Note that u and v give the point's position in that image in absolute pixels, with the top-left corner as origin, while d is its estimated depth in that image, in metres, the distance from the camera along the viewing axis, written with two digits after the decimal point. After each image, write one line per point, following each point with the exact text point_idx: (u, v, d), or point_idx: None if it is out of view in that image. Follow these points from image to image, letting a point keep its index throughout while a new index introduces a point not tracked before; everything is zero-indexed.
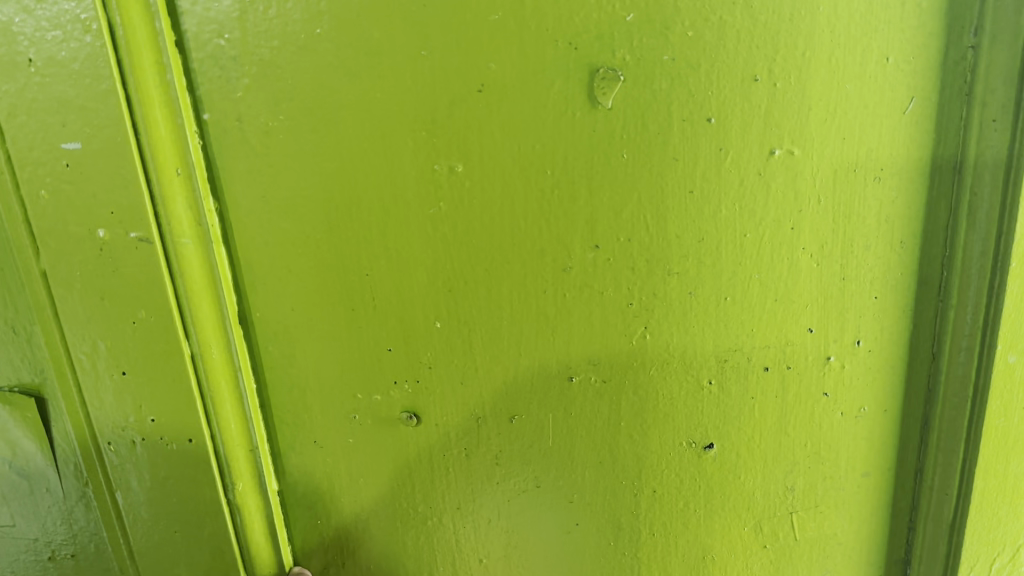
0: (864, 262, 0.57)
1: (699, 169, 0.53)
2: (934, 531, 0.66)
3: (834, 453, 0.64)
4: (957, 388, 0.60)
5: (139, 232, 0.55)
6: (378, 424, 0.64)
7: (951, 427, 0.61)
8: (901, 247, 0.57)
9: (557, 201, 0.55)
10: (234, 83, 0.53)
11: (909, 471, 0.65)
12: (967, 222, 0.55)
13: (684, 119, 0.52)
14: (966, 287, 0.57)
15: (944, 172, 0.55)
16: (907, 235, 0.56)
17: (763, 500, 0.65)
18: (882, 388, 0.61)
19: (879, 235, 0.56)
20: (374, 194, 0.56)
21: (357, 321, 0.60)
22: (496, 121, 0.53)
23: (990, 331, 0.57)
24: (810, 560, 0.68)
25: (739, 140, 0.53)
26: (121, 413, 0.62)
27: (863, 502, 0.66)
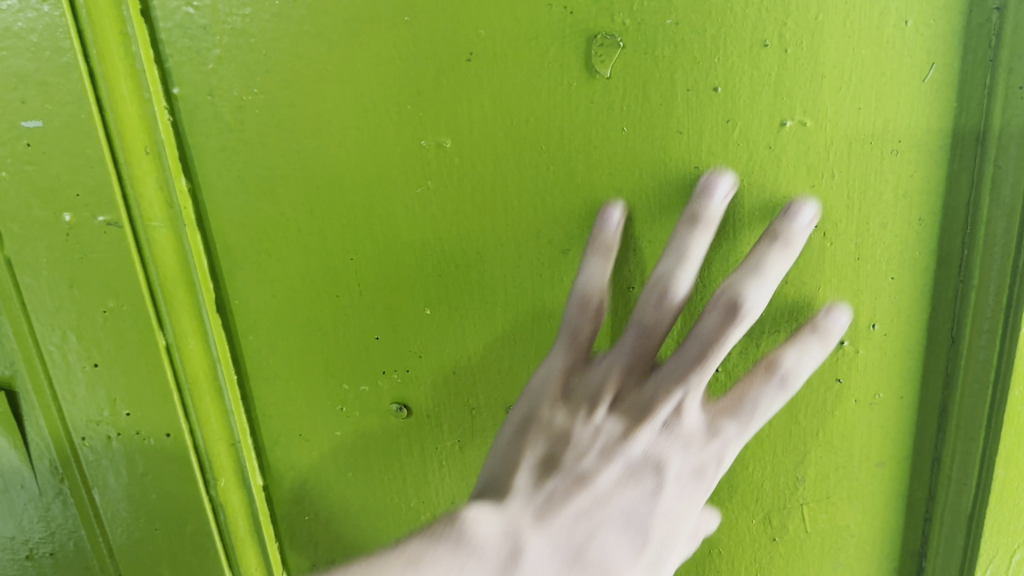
0: (881, 240, 0.53)
1: (705, 143, 0.50)
2: (953, 522, 0.61)
3: (846, 443, 0.61)
4: (977, 373, 0.55)
5: (107, 215, 0.51)
6: (366, 416, 0.61)
7: (971, 415, 0.57)
8: (919, 225, 0.53)
9: (552, 178, 0.52)
10: (205, 55, 0.49)
11: (926, 459, 0.61)
12: (990, 197, 0.50)
13: (688, 89, 0.49)
14: (988, 268, 0.52)
15: (967, 144, 0.50)
16: (926, 213, 0.52)
17: (773, 492, 0.63)
18: (899, 374, 0.58)
19: (896, 212, 0.52)
20: (358, 173, 0.52)
21: (343, 308, 0.57)
22: (485, 93, 0.49)
23: (1013, 312, 0.52)
24: (821, 553, 0.65)
25: (748, 111, 0.49)
26: (95, 407, 0.58)
27: (877, 496, 0.62)
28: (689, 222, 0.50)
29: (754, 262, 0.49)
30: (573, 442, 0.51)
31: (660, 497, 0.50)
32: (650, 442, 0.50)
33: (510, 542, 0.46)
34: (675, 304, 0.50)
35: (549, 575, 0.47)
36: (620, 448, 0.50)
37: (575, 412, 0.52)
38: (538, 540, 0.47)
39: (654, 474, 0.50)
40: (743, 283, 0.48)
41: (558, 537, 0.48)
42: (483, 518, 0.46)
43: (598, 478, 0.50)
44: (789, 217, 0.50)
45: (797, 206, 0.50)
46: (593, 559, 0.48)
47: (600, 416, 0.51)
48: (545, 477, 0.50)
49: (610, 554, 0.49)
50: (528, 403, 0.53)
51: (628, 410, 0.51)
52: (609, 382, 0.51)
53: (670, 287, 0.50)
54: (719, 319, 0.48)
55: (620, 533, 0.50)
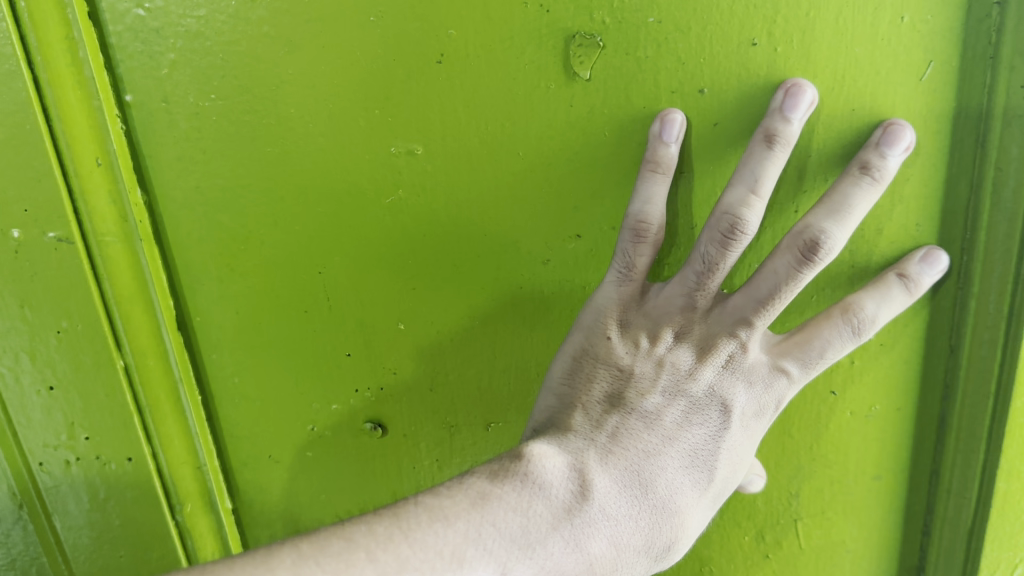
0: (877, 247, 0.51)
1: (690, 145, 0.48)
2: (952, 535, 0.58)
3: (842, 456, 0.58)
4: (977, 384, 0.53)
5: (58, 232, 0.48)
6: (339, 436, 0.58)
7: (970, 427, 0.54)
8: (916, 230, 0.50)
9: (530, 186, 0.49)
10: (159, 60, 0.46)
11: (924, 472, 0.58)
12: (989, 201, 0.48)
13: (672, 90, 0.46)
14: (988, 275, 0.49)
15: (966, 146, 0.47)
16: (924, 218, 0.50)
17: (765, 507, 0.61)
18: (895, 385, 0.56)
19: (892, 217, 0.50)
20: (324, 182, 0.50)
21: (312, 324, 0.54)
22: (459, 96, 0.47)
23: (1014, 321, 0.49)
24: (817, 570, 0.63)
25: (735, 113, 0.46)
26: (52, 431, 0.55)
27: (874, 512, 0.60)
28: (648, 168, 0.46)
29: (838, 200, 0.46)
30: (635, 378, 0.49)
31: (727, 435, 0.48)
32: (711, 380, 0.49)
33: (576, 476, 0.45)
34: (743, 240, 0.46)
35: (624, 508, 0.44)
36: (686, 382, 0.49)
37: (635, 344, 0.50)
38: (602, 471, 0.45)
39: (720, 409, 0.48)
40: (741, 200, 0.45)
41: (626, 471, 0.45)
42: (545, 458, 0.45)
43: (660, 415, 0.48)
44: (883, 146, 0.45)
45: (893, 130, 0.45)
46: (659, 487, 0.45)
47: (663, 346, 0.50)
48: (607, 411, 0.49)
49: (677, 483, 0.46)
50: (585, 333, 0.51)
51: (689, 349, 0.50)
52: (672, 306, 0.50)
53: (739, 220, 0.45)
54: (796, 261, 0.46)
55: (688, 464, 0.47)
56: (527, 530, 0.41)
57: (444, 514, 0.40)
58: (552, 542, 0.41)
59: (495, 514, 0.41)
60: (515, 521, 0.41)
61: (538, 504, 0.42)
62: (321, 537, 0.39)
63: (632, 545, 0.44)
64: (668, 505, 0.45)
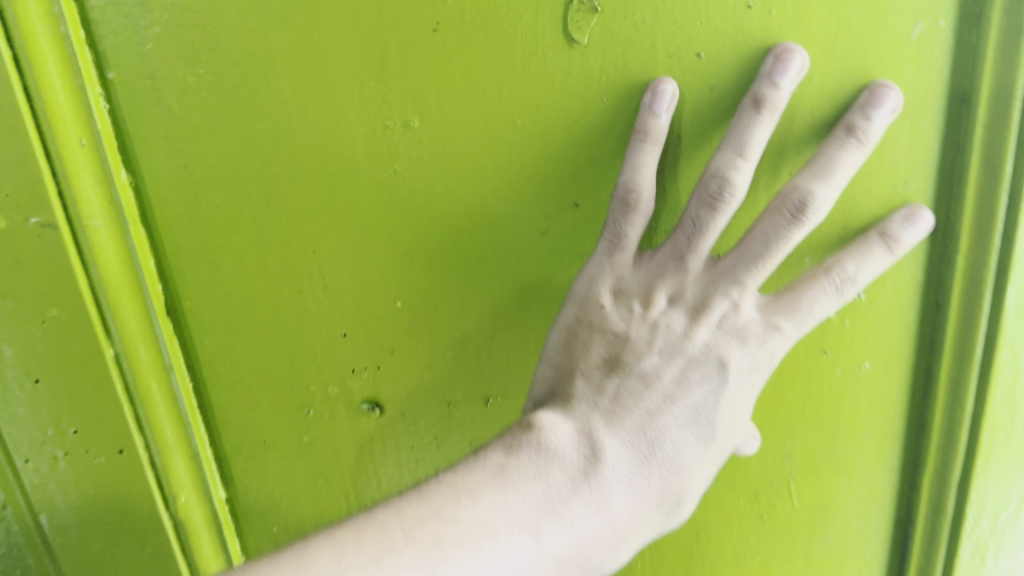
0: (864, 210, 0.50)
1: (686, 110, 0.47)
2: (938, 489, 0.58)
3: (834, 418, 0.58)
4: (961, 339, 0.53)
5: (41, 218, 0.46)
6: (335, 419, 0.57)
7: (957, 381, 0.54)
8: (906, 189, 0.49)
9: (527, 156, 0.48)
10: (144, 34, 0.45)
11: (914, 429, 0.58)
12: (982, 148, 0.46)
13: (670, 54, 0.45)
14: (986, 225, 0.48)
15: (953, 103, 0.47)
16: (909, 178, 0.49)
17: (760, 470, 0.61)
18: (887, 343, 0.55)
19: (881, 179, 0.49)
20: (317, 159, 0.49)
21: (305, 305, 0.53)
22: (455, 66, 0.46)
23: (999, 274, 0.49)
24: (811, 530, 0.63)
25: (731, 76, 0.46)
26: (38, 427, 0.53)
27: (866, 471, 0.60)
28: (638, 137, 0.46)
29: (823, 162, 0.45)
30: (632, 342, 0.48)
31: (728, 391, 0.46)
32: (710, 337, 0.47)
33: (584, 443, 0.44)
34: (729, 203, 0.45)
35: (629, 472, 0.43)
36: (681, 342, 0.47)
37: (629, 308, 0.49)
38: (610, 433, 0.44)
39: (718, 366, 0.46)
40: (728, 165, 0.45)
41: (628, 435, 0.44)
42: (552, 430, 0.44)
43: (659, 375, 0.46)
44: (867, 108, 0.45)
45: (879, 92, 0.45)
46: (666, 447, 0.44)
47: (658, 309, 0.48)
48: (606, 375, 0.48)
49: (682, 443, 0.45)
50: (580, 302, 0.50)
51: (686, 308, 0.48)
52: (664, 269, 0.49)
53: (726, 181, 0.45)
54: (786, 221, 0.45)
55: (690, 424, 0.45)
56: (547, 498, 0.41)
57: (467, 489, 0.41)
58: (571, 505, 0.41)
59: (511, 486, 0.41)
60: (535, 490, 0.41)
61: (551, 474, 0.42)
62: (350, 524, 0.39)
63: (643, 504, 0.43)
64: (676, 464, 0.44)
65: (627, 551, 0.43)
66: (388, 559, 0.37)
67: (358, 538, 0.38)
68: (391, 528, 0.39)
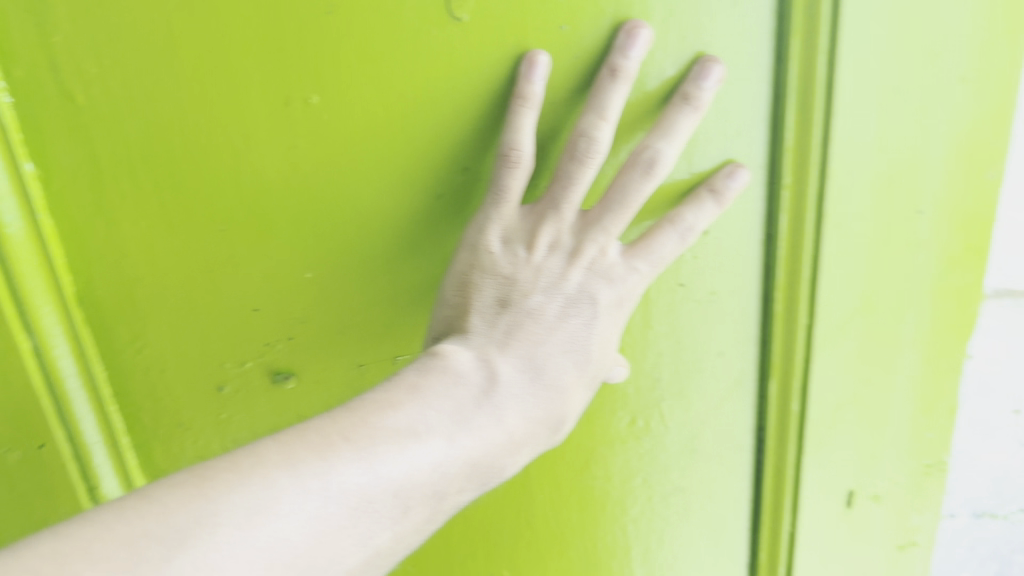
0: (707, 153, 0.57)
1: (555, 76, 0.53)
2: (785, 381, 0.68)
3: (693, 337, 0.66)
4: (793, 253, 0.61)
5: None
6: (252, 392, 0.61)
7: (793, 289, 0.63)
8: (736, 129, 0.56)
9: (409, 133, 0.53)
10: (47, 30, 0.46)
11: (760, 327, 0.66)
12: (798, 97, 0.54)
13: (538, 28, 0.51)
14: (807, 159, 0.56)
15: (773, 56, 0.54)
16: (741, 122, 0.56)
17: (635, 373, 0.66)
18: (732, 256, 0.62)
19: (718, 125, 0.56)
20: (223, 141, 0.51)
21: (216, 284, 0.56)
22: (329, 55, 0.50)
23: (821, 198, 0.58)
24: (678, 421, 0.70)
25: (589, 44, 0.52)
26: None
27: (720, 381, 0.69)
28: (517, 104, 0.51)
29: (664, 124, 0.52)
30: (519, 284, 0.53)
31: (599, 324, 0.53)
32: (582, 279, 0.53)
33: (483, 367, 0.49)
34: (596, 158, 0.51)
35: (523, 392, 0.49)
36: (559, 282, 0.53)
37: (515, 253, 0.53)
38: (503, 360, 0.50)
39: (590, 302, 0.53)
40: (593, 126, 0.51)
41: (520, 362, 0.50)
42: (456, 357, 0.49)
43: (543, 311, 0.52)
44: (697, 80, 0.52)
45: (707, 65, 0.52)
46: (549, 370, 0.51)
47: (540, 254, 0.53)
48: (498, 314, 0.53)
49: (561, 367, 0.52)
50: (469, 250, 0.54)
51: (564, 252, 0.53)
52: (545, 214, 0.53)
53: (593, 141, 0.51)
54: (639, 175, 0.52)
55: (567, 352, 0.52)
56: (457, 410, 0.46)
57: (388, 401, 0.44)
58: (477, 419, 0.46)
59: (427, 400, 0.45)
60: (446, 404, 0.46)
61: (460, 391, 0.47)
62: (286, 432, 0.42)
63: (535, 418, 0.50)
64: (558, 385, 0.51)
65: (521, 461, 0.50)
66: (331, 456, 0.40)
67: (299, 440, 0.41)
68: (327, 432, 0.42)
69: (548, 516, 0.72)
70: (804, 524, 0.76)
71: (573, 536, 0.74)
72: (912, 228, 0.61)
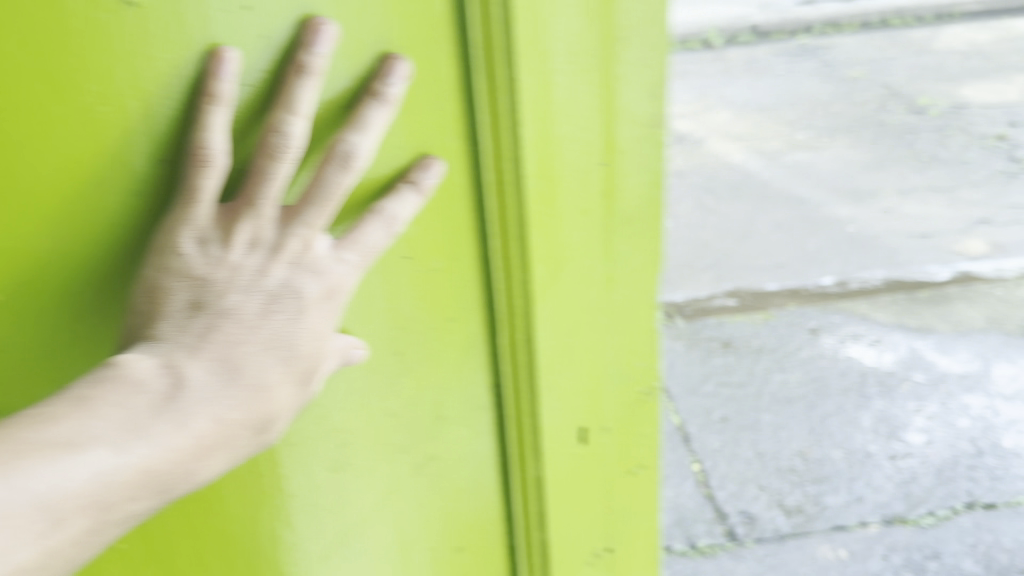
0: (413, 129, 0.71)
1: (247, 73, 0.63)
2: (515, 318, 0.83)
3: (415, 294, 0.79)
4: (502, 203, 0.77)
5: None
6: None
7: (505, 236, 0.78)
8: (443, 106, 0.71)
9: (103, 166, 0.62)
10: None
11: (481, 274, 0.81)
12: (482, 77, 0.70)
13: (227, 34, 0.61)
14: (499, 132, 0.73)
15: (461, 48, 0.69)
16: (444, 100, 0.71)
17: (373, 316, 0.78)
18: (447, 209, 0.76)
19: (416, 105, 0.70)
20: None
21: None
22: (7, 116, 0.58)
23: (515, 157, 0.74)
24: (415, 360, 0.83)
25: (277, 44, 0.63)
26: None
27: (453, 338, 0.83)
28: (208, 101, 0.61)
29: (361, 119, 0.64)
30: (211, 283, 0.60)
31: (305, 319, 0.62)
32: (284, 274, 0.61)
33: (165, 370, 0.57)
34: (288, 151, 0.61)
35: (202, 400, 0.57)
36: (259, 278, 0.60)
37: (212, 252, 0.60)
38: (194, 365, 0.58)
39: (294, 296, 0.61)
40: (287, 121, 0.61)
41: (206, 377, 0.58)
42: (136, 363, 0.57)
43: (243, 309, 0.60)
44: (386, 77, 0.65)
45: (393, 63, 0.66)
46: (246, 372, 0.59)
47: (237, 249, 0.61)
48: (190, 314, 0.59)
49: (262, 367, 0.60)
50: (162, 250, 0.61)
51: (261, 247, 0.61)
52: (240, 213, 0.61)
53: (285, 135, 0.61)
54: (337, 167, 0.63)
55: (270, 351, 0.60)
56: (128, 423, 0.55)
57: (48, 417, 0.53)
58: (153, 426, 0.55)
59: (94, 411, 0.54)
60: (116, 413, 0.55)
61: (133, 399, 0.55)
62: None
63: (231, 420, 0.58)
64: (257, 387, 0.59)
65: (215, 465, 0.59)
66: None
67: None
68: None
69: (321, 456, 0.83)
70: (543, 426, 0.91)
71: (345, 475, 0.85)
72: (590, 177, 0.78)
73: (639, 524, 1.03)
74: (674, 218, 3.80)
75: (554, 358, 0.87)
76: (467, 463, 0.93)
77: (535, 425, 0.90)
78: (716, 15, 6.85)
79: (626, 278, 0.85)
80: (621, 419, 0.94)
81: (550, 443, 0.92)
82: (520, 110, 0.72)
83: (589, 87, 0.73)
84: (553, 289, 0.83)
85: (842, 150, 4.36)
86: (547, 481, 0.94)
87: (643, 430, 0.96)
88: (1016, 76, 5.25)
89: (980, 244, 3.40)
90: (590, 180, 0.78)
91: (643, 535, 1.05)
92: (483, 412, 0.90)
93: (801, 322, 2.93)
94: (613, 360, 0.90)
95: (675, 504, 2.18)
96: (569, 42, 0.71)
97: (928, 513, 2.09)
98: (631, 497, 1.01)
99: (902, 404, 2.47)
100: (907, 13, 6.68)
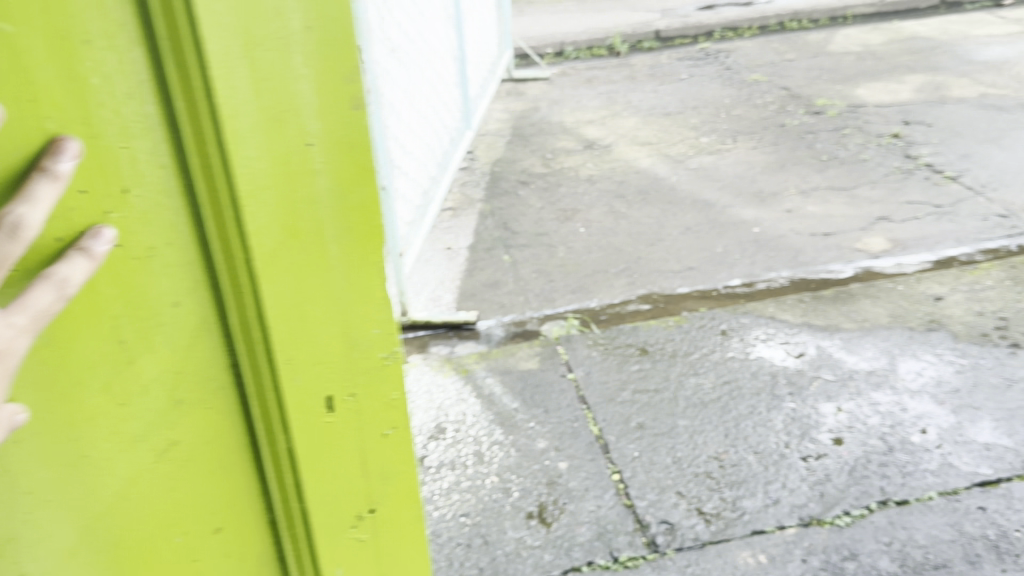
0: (92, 168, 0.80)
1: None
2: (243, 303, 0.95)
3: (116, 323, 0.87)
4: (213, 206, 0.89)
5: None
6: None
7: (225, 230, 0.90)
8: (118, 145, 0.81)
9: None
10: None
11: (193, 280, 0.92)
12: (164, 107, 0.82)
13: None
14: (200, 139, 0.85)
15: (132, 85, 0.80)
16: (125, 137, 0.81)
17: (79, 350, 0.85)
18: (147, 231, 0.86)
19: (96, 145, 0.79)
20: None
21: None
22: None
23: (222, 161, 0.86)
24: (134, 375, 0.90)
25: None
26: None
27: (186, 331, 0.94)
28: None
29: (31, 195, 0.74)
30: None
31: None
32: None
33: None
34: None
35: None
36: None
37: None
38: None
39: None
40: None
41: None
42: None
43: None
44: (57, 155, 0.76)
45: (62, 144, 0.76)
46: None
47: None
48: None
49: None
50: None
51: None
52: None
53: None
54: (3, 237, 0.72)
55: None
56: None
57: None
58: None
59: None
60: None
61: None
62: None
63: None
64: None
65: None
66: None
67: None
68: None
69: (39, 454, 0.86)
70: (289, 396, 1.03)
71: (73, 472, 0.89)
72: (302, 166, 0.93)
73: (394, 482, 1.22)
74: (586, 224, 3.80)
75: (294, 336, 1.00)
76: (205, 456, 1.01)
77: (282, 398, 1.03)
78: (621, 22, 6.93)
79: (335, 262, 1.01)
80: (368, 385, 1.12)
81: (294, 416, 1.05)
82: (233, 122, 0.85)
83: (304, 101, 0.91)
84: (282, 276, 0.96)
85: (746, 153, 4.44)
86: (301, 449, 1.07)
87: (390, 393, 1.15)
88: (906, 76, 5.45)
89: (880, 241, 3.49)
90: (286, 174, 0.92)
91: (398, 486, 1.23)
92: (216, 409, 1.01)
93: (713, 325, 2.95)
94: (342, 332, 1.05)
95: (596, 517, 2.13)
96: (239, 68, 0.85)
97: (844, 513, 2.09)
98: (388, 453, 1.19)
99: (813, 404, 2.50)
100: (802, 18, 6.89)
